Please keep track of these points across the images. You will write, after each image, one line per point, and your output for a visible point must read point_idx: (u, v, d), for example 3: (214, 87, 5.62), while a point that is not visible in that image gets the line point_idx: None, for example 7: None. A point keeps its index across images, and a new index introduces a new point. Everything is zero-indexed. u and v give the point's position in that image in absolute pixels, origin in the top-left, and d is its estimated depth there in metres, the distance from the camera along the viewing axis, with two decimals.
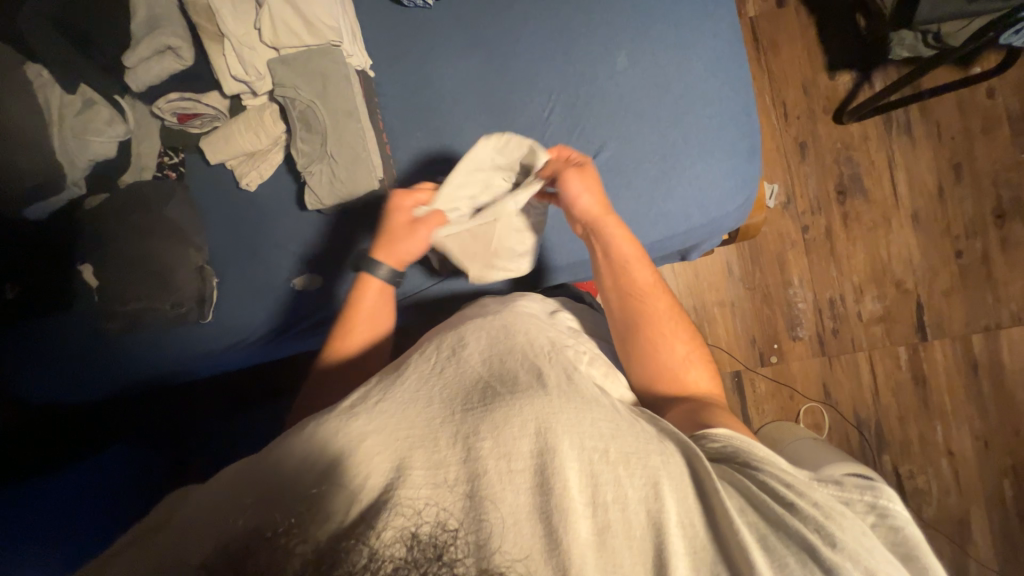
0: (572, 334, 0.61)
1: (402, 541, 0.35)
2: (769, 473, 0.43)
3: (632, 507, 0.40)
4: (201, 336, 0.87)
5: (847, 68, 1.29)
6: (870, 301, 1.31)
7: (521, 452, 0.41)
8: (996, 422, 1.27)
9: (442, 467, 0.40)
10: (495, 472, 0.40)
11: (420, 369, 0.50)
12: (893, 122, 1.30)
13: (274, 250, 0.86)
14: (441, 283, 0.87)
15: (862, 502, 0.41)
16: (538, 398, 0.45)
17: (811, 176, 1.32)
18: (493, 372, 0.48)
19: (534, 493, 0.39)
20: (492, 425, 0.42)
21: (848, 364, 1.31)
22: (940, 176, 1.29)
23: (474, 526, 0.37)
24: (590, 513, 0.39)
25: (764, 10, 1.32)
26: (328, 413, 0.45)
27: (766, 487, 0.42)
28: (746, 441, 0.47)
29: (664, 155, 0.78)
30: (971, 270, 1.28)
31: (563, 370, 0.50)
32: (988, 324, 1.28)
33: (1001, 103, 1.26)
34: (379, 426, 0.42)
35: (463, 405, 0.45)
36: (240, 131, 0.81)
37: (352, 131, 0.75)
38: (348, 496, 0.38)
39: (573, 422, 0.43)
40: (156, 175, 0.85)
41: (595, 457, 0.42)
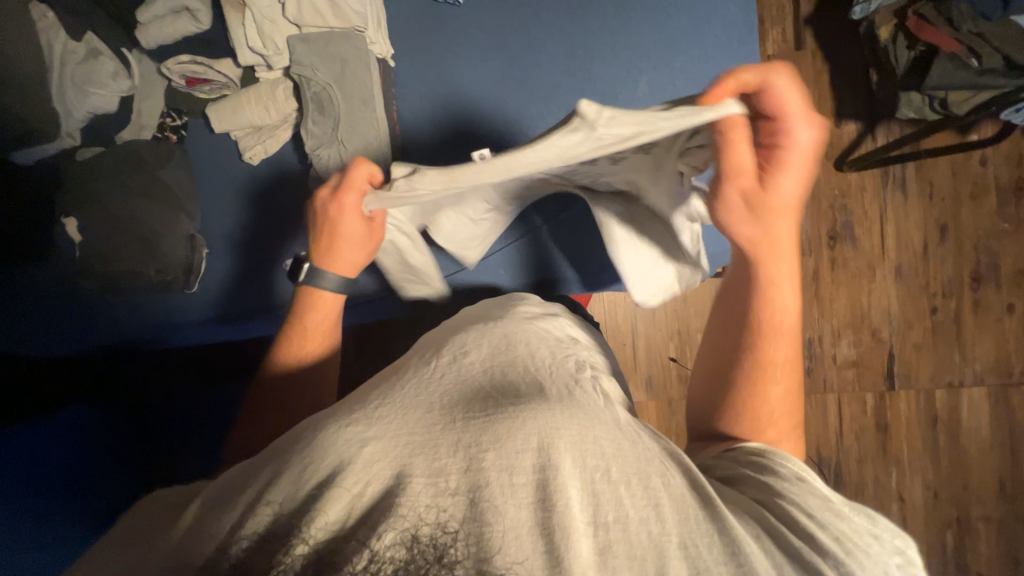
0: (568, 341, 0.60)
1: (404, 543, 0.37)
2: (800, 498, 0.43)
3: (634, 528, 0.39)
4: (179, 305, 0.85)
5: (853, 118, 1.33)
6: (846, 346, 1.35)
7: (523, 466, 0.40)
8: (947, 475, 1.33)
9: (442, 476, 0.40)
10: (496, 485, 0.39)
11: (419, 376, 0.49)
12: (890, 177, 1.34)
13: (269, 228, 0.85)
14: (437, 282, 0.88)
15: (891, 541, 0.42)
16: (540, 411, 0.43)
17: (806, 218, 1.35)
18: (494, 384, 0.48)
19: (535, 508, 0.38)
20: (493, 438, 0.41)
21: (818, 404, 1.35)
22: (926, 235, 1.33)
23: (474, 535, 0.37)
24: (592, 533, 0.38)
25: (782, 51, 1.34)
26: (330, 418, 0.45)
27: (788, 516, 0.41)
28: (774, 457, 0.49)
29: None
30: (943, 327, 1.33)
31: (564, 385, 0.49)
32: (951, 381, 1.33)
33: (991, 172, 1.32)
34: (378, 431, 0.42)
35: (464, 413, 0.44)
36: (249, 103, 0.79)
37: (363, 121, 0.74)
38: (348, 501, 0.38)
39: (576, 439, 0.42)
40: (156, 136, 0.83)
41: (597, 476, 0.40)
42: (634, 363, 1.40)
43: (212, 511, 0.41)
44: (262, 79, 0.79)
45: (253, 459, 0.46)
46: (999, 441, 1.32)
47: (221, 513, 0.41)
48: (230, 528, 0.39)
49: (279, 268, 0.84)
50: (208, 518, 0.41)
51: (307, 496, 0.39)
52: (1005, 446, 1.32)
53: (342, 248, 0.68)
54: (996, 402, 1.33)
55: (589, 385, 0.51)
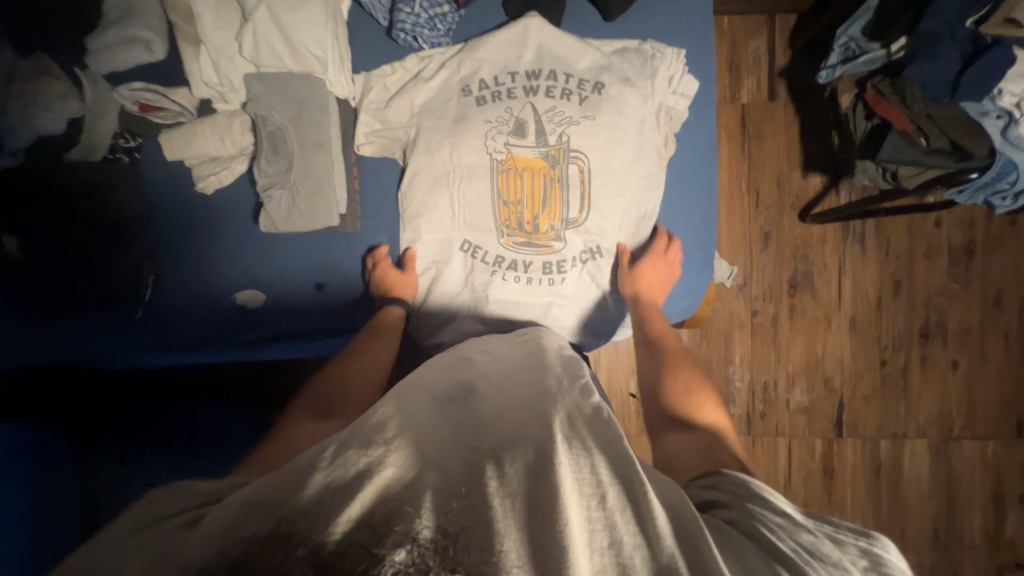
0: (573, 364, 0.66)
1: (405, 545, 0.40)
2: (772, 519, 0.48)
3: (631, 553, 0.41)
4: (130, 335, 0.85)
5: (820, 172, 1.37)
6: (798, 392, 1.39)
7: (532, 488, 0.44)
8: (886, 522, 1.38)
9: (450, 502, 0.43)
10: (502, 507, 0.42)
11: (436, 401, 0.57)
12: (850, 231, 1.38)
13: (218, 254, 0.84)
14: (426, 320, 0.85)
15: (857, 545, 0.46)
16: (547, 439, 0.47)
17: (768, 266, 1.39)
18: (508, 416, 0.53)
19: (540, 529, 0.41)
20: (509, 461, 0.46)
21: (769, 447, 1.40)
22: (880, 289, 1.38)
23: (471, 537, 0.40)
24: (596, 559, 0.40)
25: (756, 100, 1.37)
26: (353, 434, 0.49)
27: (757, 533, 0.46)
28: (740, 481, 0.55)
29: (638, 148, 0.82)
30: (892, 379, 1.38)
31: (572, 410, 0.53)
32: (896, 432, 1.38)
33: (945, 234, 1.36)
34: (399, 451, 0.47)
35: (483, 444, 0.49)
36: (204, 134, 0.78)
37: (439, 60, 0.82)
38: (357, 513, 0.41)
39: (579, 485, 0.44)
40: (107, 157, 0.81)
41: (593, 502, 0.43)
42: None
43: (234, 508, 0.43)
44: (219, 110, 0.78)
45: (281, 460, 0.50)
46: (937, 493, 1.37)
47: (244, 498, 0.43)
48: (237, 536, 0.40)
49: (229, 299, 0.85)
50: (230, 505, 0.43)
51: (331, 497, 0.42)
52: (942, 498, 1.37)
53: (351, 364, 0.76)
54: (937, 454, 1.37)
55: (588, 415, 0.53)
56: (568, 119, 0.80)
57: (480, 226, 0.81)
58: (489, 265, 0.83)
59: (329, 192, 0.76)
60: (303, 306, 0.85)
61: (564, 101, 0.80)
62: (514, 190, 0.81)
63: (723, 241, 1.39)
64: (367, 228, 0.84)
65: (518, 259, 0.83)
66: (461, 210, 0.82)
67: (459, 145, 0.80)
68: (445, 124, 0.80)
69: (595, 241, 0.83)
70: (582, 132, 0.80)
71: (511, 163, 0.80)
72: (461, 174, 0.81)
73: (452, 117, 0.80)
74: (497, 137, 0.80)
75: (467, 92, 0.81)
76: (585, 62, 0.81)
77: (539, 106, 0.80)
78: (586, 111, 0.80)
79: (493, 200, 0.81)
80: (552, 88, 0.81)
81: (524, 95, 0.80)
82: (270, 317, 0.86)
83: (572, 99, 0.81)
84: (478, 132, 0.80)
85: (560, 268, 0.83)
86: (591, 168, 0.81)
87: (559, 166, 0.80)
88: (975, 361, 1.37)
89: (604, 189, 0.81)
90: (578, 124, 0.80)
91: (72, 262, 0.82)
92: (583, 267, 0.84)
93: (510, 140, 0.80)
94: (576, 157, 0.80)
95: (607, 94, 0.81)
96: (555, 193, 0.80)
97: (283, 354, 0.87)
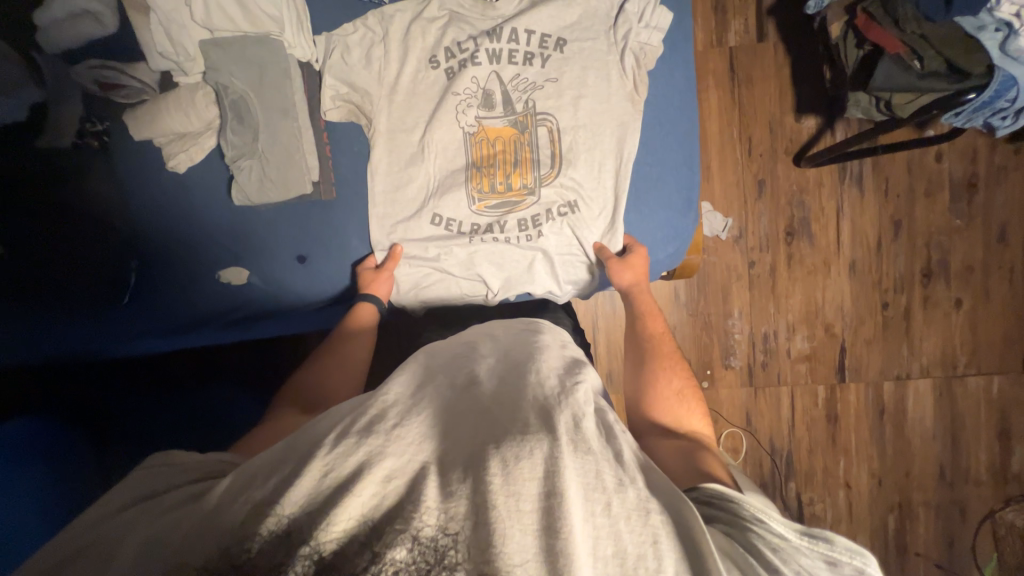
0: (572, 366, 0.63)
1: (405, 544, 0.43)
2: (758, 536, 0.53)
3: (631, 564, 0.45)
4: (127, 327, 0.86)
5: (814, 113, 1.32)
6: (799, 340, 1.38)
7: (531, 493, 0.45)
8: (891, 463, 1.39)
9: (452, 499, 0.45)
10: (504, 509, 0.44)
11: (435, 392, 0.57)
12: (848, 173, 1.34)
13: (202, 233, 0.83)
14: (413, 286, 0.85)
15: (851, 565, 0.52)
16: (547, 444, 0.48)
17: (764, 215, 1.36)
18: (504, 412, 0.53)
19: (542, 535, 0.44)
20: (502, 464, 0.46)
21: (771, 396, 1.40)
22: (880, 230, 1.34)
23: (471, 539, 0.44)
24: (592, 562, 0.44)
25: (744, 42, 1.31)
26: (348, 430, 0.48)
27: (752, 546, 0.52)
28: (732, 498, 0.57)
29: (608, 97, 0.80)
30: (894, 322, 1.36)
31: (572, 413, 0.53)
32: (899, 374, 1.37)
33: (946, 168, 1.32)
34: (397, 449, 0.47)
35: (485, 441, 0.49)
36: (168, 110, 0.76)
37: (400, 14, 0.79)
38: (359, 512, 0.44)
39: (584, 488, 0.47)
40: (76, 143, 0.79)
41: (597, 509, 0.46)
42: (594, 358, 1.44)
43: (242, 491, 0.48)
44: (181, 84, 0.76)
45: (276, 449, 0.51)
46: (942, 432, 1.37)
47: (256, 488, 0.47)
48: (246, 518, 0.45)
49: (214, 276, 0.85)
50: (241, 497, 0.47)
51: (329, 496, 0.44)
52: (947, 436, 1.37)
53: (338, 368, 0.75)
54: (941, 393, 1.37)
55: (590, 420, 0.54)
56: (531, 85, 0.80)
57: (454, 197, 0.81)
58: (466, 235, 0.83)
59: (299, 159, 0.75)
60: (292, 279, 0.84)
61: (526, 66, 0.80)
62: (487, 157, 0.81)
63: (716, 193, 1.36)
64: (343, 194, 0.82)
65: (494, 222, 0.83)
66: (435, 184, 0.82)
67: (433, 123, 0.80)
68: (418, 103, 0.80)
69: (571, 195, 0.82)
70: (548, 95, 0.80)
71: (483, 135, 0.81)
72: (435, 151, 0.81)
73: (422, 94, 0.80)
74: (467, 111, 0.81)
75: (434, 64, 0.80)
76: (550, 8, 0.79)
77: (503, 75, 0.80)
78: (550, 73, 0.80)
79: (466, 168, 0.81)
80: (514, 53, 0.80)
81: (488, 62, 0.79)
82: (253, 294, 0.85)
83: (534, 62, 0.80)
84: (447, 107, 0.80)
85: (536, 223, 0.82)
86: (560, 127, 0.80)
87: (528, 131, 0.81)
88: (979, 298, 1.35)
89: (576, 145, 0.80)
90: (543, 88, 0.80)
91: (47, 249, 0.81)
92: (562, 221, 0.82)
93: (479, 112, 0.80)
94: (544, 120, 0.80)
95: (575, 43, 0.80)
96: (526, 156, 0.81)
97: (277, 328, 0.88)
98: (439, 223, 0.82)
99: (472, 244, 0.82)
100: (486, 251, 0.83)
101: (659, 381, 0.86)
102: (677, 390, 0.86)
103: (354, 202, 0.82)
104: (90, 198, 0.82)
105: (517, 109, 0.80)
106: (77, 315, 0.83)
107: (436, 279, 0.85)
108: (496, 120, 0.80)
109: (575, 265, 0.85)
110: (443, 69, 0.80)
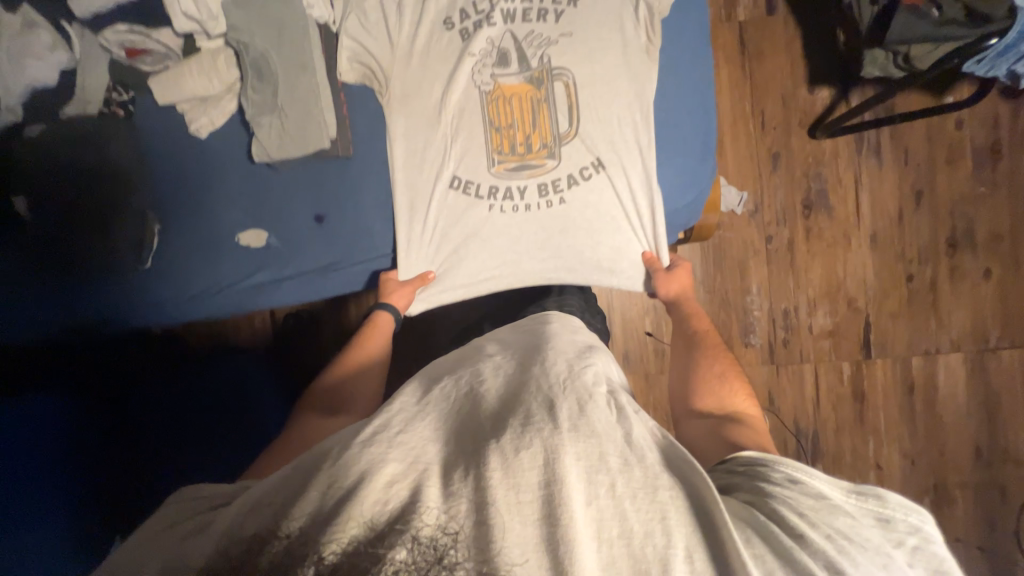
0: (586, 352, 0.65)
1: (405, 544, 0.41)
2: (787, 503, 0.47)
3: (637, 542, 0.42)
4: (144, 313, 0.88)
5: (827, 84, 1.31)
6: (821, 316, 1.35)
7: (530, 484, 0.43)
8: (924, 443, 1.33)
9: (454, 498, 0.43)
10: (504, 504, 0.42)
11: (440, 399, 0.56)
12: (865, 143, 1.32)
13: (219, 203, 0.85)
14: (432, 248, 0.85)
15: (905, 522, 0.46)
16: (549, 431, 0.47)
17: (779, 188, 1.34)
18: (506, 408, 0.52)
19: (543, 524, 0.42)
20: (501, 458, 0.45)
21: (794, 374, 1.36)
22: (901, 201, 1.32)
23: (472, 538, 0.41)
24: (596, 548, 0.42)
25: (754, 16, 1.32)
26: (353, 440, 0.48)
27: (776, 514, 0.46)
28: (768, 464, 0.53)
29: (623, 49, 0.80)
30: (920, 294, 1.32)
31: (576, 399, 0.52)
32: (928, 348, 1.32)
33: (967, 135, 1.29)
34: (398, 454, 0.46)
35: (480, 436, 0.48)
36: (191, 73, 0.79)
37: None
38: (366, 516, 0.42)
39: (587, 473, 0.45)
40: (102, 111, 0.82)
41: (601, 491, 0.44)
42: (610, 339, 1.42)
43: (252, 507, 0.47)
44: (203, 48, 0.79)
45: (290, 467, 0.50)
46: (977, 408, 1.32)
47: (268, 504, 0.47)
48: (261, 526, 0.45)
49: (233, 241, 0.85)
50: (257, 509, 0.47)
51: (331, 506, 0.43)
52: (982, 412, 1.32)
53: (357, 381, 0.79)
54: (974, 367, 1.32)
55: (598, 403, 0.53)
56: (546, 40, 0.80)
57: (472, 158, 0.83)
58: (484, 197, 0.84)
59: (317, 113, 0.76)
60: (310, 251, 0.84)
61: (541, 22, 0.81)
62: (504, 116, 0.82)
63: (729, 168, 1.35)
64: (359, 152, 0.83)
65: (513, 185, 0.83)
66: (451, 143, 0.83)
67: (449, 83, 0.81)
68: (434, 62, 0.81)
69: (594, 154, 0.83)
70: (562, 50, 0.80)
71: (499, 92, 0.81)
72: (453, 113, 0.82)
73: (436, 54, 0.81)
74: (483, 71, 0.81)
75: (449, 25, 0.81)
76: None
77: (518, 34, 0.81)
78: (564, 29, 0.80)
79: (485, 131, 0.82)
80: (528, 11, 0.81)
81: (503, 22, 0.81)
82: (269, 258, 0.85)
83: (548, 18, 0.81)
84: (463, 68, 0.81)
85: (557, 187, 0.83)
86: (576, 83, 0.81)
87: (544, 86, 0.81)
88: (1009, 268, 1.30)
89: (591, 100, 0.81)
90: (557, 43, 0.80)
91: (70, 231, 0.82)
92: (583, 182, 0.83)
93: (495, 70, 0.81)
94: (560, 77, 0.81)
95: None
96: (543, 114, 0.81)
97: (294, 297, 0.89)
98: (458, 187, 0.84)
99: (490, 201, 0.84)
100: (505, 220, 0.84)
101: (697, 362, 0.83)
102: (719, 371, 0.80)
103: (372, 160, 0.83)
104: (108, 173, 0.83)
105: (532, 65, 0.81)
106: (101, 309, 0.86)
107: (456, 243, 0.85)
108: (512, 77, 0.81)
109: (593, 228, 0.84)
110: (456, 30, 0.81)
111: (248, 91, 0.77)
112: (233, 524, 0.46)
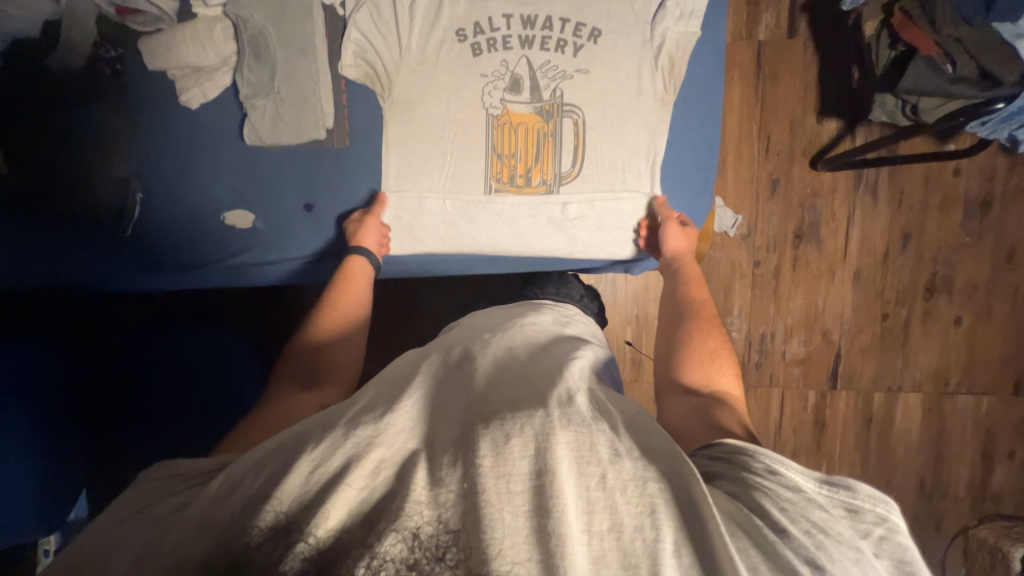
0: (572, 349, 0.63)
1: (399, 536, 0.38)
2: (765, 496, 0.42)
3: (628, 535, 0.38)
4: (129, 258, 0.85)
5: (835, 116, 1.31)
6: (796, 344, 1.39)
7: (521, 473, 0.40)
8: (873, 471, 1.40)
9: (443, 486, 0.40)
10: (494, 492, 0.39)
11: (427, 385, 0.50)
12: (863, 180, 1.33)
13: (211, 177, 0.82)
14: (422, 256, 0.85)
15: (874, 513, 0.41)
16: (538, 418, 0.44)
17: (774, 215, 1.35)
18: (496, 396, 0.48)
19: (532, 516, 0.38)
20: (492, 445, 0.41)
21: (762, 396, 1.40)
22: (889, 241, 1.34)
23: (465, 530, 0.38)
24: (587, 541, 0.38)
25: (774, 36, 1.29)
26: (335, 425, 0.44)
27: (760, 509, 0.41)
28: (748, 452, 0.47)
29: (638, 95, 0.79)
30: (891, 334, 1.37)
31: (565, 392, 0.49)
32: (891, 385, 1.38)
33: (962, 183, 1.31)
34: (386, 439, 0.42)
35: (468, 422, 0.45)
36: (183, 41, 0.75)
37: None
38: (351, 506, 0.40)
39: (579, 464, 0.41)
40: (90, 67, 0.78)
41: (592, 483, 0.40)
42: None
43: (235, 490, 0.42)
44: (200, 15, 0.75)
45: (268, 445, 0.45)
46: (927, 446, 1.38)
47: (247, 485, 0.42)
48: (245, 509, 0.40)
49: (218, 220, 0.83)
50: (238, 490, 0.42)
51: (318, 491, 0.40)
52: (932, 449, 1.39)
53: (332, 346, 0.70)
54: (930, 406, 1.38)
55: (583, 395, 0.50)
56: (560, 73, 0.78)
57: (470, 182, 0.81)
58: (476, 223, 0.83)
59: (316, 104, 0.76)
60: (303, 246, 0.84)
61: (558, 53, 0.78)
62: (508, 144, 0.80)
63: (728, 187, 1.35)
64: (356, 144, 0.80)
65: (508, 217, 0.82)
66: (451, 146, 0.80)
67: (456, 96, 0.78)
68: (441, 59, 0.78)
69: (590, 201, 0.82)
70: (576, 86, 0.78)
71: (506, 119, 0.79)
72: (456, 128, 0.79)
73: (444, 53, 0.78)
74: (494, 93, 0.79)
75: (461, 36, 0.77)
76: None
77: (534, 61, 0.78)
78: (581, 64, 0.78)
79: (486, 154, 0.80)
80: (547, 39, 0.77)
81: (520, 47, 0.77)
82: (259, 239, 0.84)
83: (566, 50, 0.78)
84: (472, 71, 0.78)
85: (552, 226, 0.83)
86: (585, 121, 0.79)
87: (553, 121, 0.79)
88: (979, 317, 1.35)
89: (602, 137, 0.80)
90: (572, 79, 0.78)
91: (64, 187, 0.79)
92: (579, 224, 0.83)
93: (506, 95, 0.78)
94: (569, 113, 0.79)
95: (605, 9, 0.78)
96: (548, 148, 0.80)
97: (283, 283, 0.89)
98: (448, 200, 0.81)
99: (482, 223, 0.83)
100: (491, 250, 0.84)
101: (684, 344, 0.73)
102: (709, 355, 0.70)
103: (368, 156, 0.81)
104: (92, 127, 0.80)
105: (544, 96, 0.79)
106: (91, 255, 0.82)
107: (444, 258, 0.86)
108: (520, 109, 0.79)
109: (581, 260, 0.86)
110: (469, 42, 0.77)
111: (242, 70, 0.76)
112: (212, 512, 0.41)
